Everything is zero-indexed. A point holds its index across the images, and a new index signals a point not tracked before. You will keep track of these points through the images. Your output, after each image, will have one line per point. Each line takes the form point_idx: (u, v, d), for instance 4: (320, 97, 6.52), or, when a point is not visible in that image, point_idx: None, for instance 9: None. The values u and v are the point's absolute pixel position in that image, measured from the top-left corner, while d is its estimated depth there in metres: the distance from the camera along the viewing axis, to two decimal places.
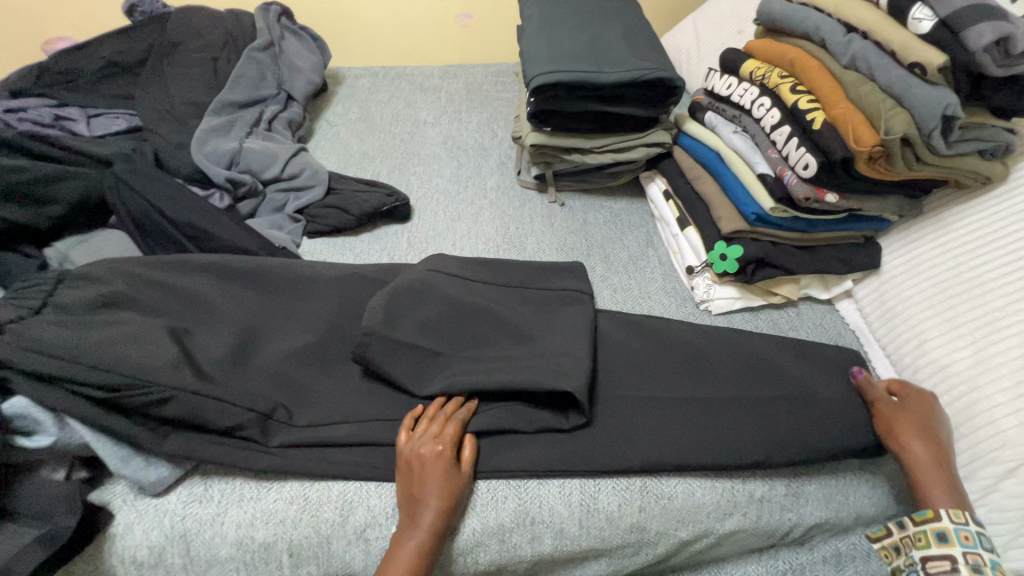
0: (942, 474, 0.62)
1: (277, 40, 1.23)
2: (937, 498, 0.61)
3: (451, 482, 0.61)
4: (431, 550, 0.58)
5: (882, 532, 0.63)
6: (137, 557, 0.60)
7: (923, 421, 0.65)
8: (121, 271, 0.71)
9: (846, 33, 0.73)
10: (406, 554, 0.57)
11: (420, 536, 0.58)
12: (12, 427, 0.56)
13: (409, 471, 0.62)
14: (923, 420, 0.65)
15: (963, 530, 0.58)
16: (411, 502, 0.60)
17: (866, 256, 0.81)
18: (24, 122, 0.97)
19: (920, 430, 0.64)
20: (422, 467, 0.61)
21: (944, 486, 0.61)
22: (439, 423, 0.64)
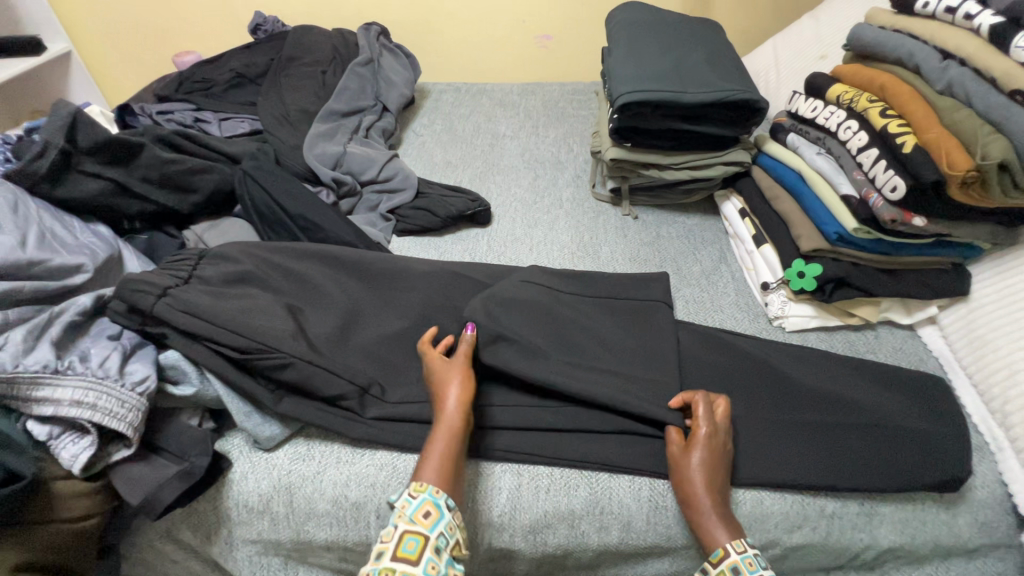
0: (707, 516, 0.61)
1: (376, 57, 1.35)
2: (716, 535, 0.60)
3: (455, 378, 0.67)
4: (452, 441, 0.63)
5: None
6: (249, 503, 0.68)
7: (714, 466, 0.63)
8: (249, 252, 0.81)
9: (942, 60, 0.74)
10: (433, 445, 0.62)
11: (443, 432, 0.63)
12: (163, 375, 0.66)
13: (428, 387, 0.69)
14: (714, 466, 0.63)
15: (747, 557, 0.58)
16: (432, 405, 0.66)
17: (953, 282, 0.80)
18: (168, 122, 1.12)
19: (712, 468, 0.63)
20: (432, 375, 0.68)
21: (708, 526, 0.61)
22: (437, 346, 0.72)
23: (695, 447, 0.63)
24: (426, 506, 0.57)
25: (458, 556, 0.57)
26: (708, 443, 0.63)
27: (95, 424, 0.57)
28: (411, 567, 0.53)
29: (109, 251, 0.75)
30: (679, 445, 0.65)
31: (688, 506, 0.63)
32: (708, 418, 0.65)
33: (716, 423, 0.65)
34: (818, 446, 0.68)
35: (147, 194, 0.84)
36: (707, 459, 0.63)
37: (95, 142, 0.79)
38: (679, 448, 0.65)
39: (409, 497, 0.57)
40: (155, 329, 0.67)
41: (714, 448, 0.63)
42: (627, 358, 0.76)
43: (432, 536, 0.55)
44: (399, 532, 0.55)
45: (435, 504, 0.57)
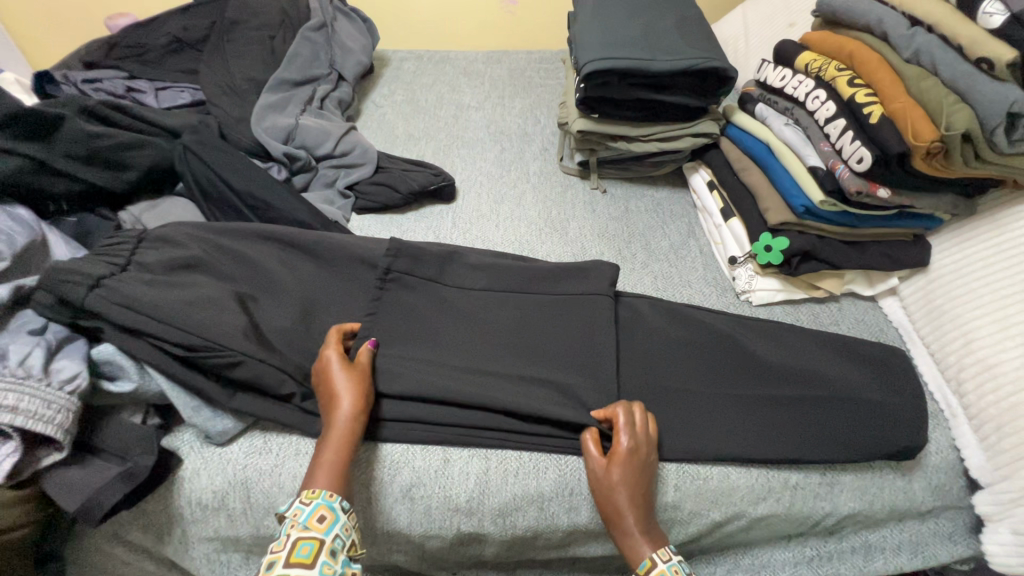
0: (629, 530, 0.60)
1: (330, 20, 1.26)
2: (640, 548, 0.59)
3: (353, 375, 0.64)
4: (353, 441, 0.60)
5: None
6: (203, 500, 0.65)
7: (634, 484, 0.61)
8: (193, 235, 0.75)
9: (911, 27, 0.72)
10: (334, 443, 0.59)
11: (342, 435, 0.60)
12: (98, 371, 0.61)
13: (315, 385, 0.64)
14: (635, 477, 0.61)
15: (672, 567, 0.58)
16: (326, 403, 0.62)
17: (915, 253, 0.80)
18: (99, 92, 1.02)
19: (632, 485, 0.61)
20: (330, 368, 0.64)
21: (632, 542, 0.59)
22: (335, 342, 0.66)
23: (615, 464, 0.61)
24: (321, 510, 0.54)
25: (354, 556, 0.55)
26: (628, 457, 0.61)
27: (19, 429, 0.51)
28: (306, 571, 0.50)
29: (31, 235, 0.68)
30: (600, 462, 0.63)
31: (612, 523, 0.61)
32: (629, 430, 0.63)
33: (634, 433, 0.63)
34: (782, 422, 0.69)
35: (73, 172, 0.76)
36: (628, 475, 0.61)
37: (7, 115, 0.71)
38: (599, 466, 0.62)
39: (301, 503, 0.54)
40: (87, 322, 0.62)
41: (636, 458, 0.61)
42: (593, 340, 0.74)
43: (327, 540, 0.53)
44: (291, 539, 0.52)
45: (329, 507, 0.55)
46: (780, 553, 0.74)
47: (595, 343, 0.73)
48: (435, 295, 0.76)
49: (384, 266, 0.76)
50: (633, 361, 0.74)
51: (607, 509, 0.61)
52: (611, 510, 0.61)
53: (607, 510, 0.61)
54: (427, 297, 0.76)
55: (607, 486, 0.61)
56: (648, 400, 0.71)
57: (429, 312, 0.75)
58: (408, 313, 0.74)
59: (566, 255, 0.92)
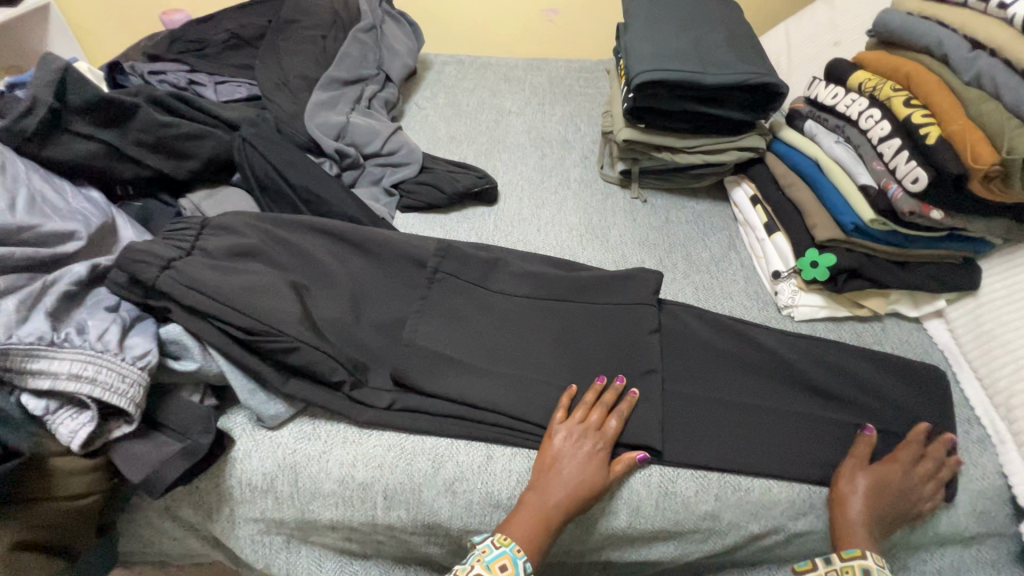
0: (857, 534, 0.64)
1: (379, 23, 1.29)
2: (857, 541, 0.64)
3: (603, 436, 0.66)
4: (560, 509, 0.62)
5: (808, 565, 0.64)
6: (253, 481, 0.67)
7: (880, 493, 0.65)
8: (253, 224, 0.77)
9: (972, 50, 0.72)
10: (533, 506, 0.62)
11: (555, 504, 0.62)
12: (165, 350, 0.63)
13: (549, 447, 0.66)
14: (883, 493, 0.65)
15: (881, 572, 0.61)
16: (578, 484, 0.63)
17: (964, 276, 0.80)
18: (162, 83, 1.06)
19: (875, 494, 0.65)
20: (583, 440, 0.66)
21: (846, 530, 0.65)
22: (596, 410, 0.68)
23: (862, 471, 0.67)
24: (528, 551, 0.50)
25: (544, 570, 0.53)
26: (890, 474, 0.66)
27: (95, 400, 0.54)
28: None
29: (104, 218, 0.71)
30: (857, 460, 0.68)
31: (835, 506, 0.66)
32: (911, 460, 0.68)
33: (907, 460, 0.68)
34: (815, 442, 0.70)
35: (142, 159, 0.79)
36: (873, 484, 0.66)
37: (86, 102, 0.75)
38: (855, 463, 0.68)
39: (491, 544, 0.60)
40: (156, 302, 0.64)
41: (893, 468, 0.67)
42: (638, 348, 0.75)
43: None
44: None
45: (513, 560, 0.58)
46: None
47: (635, 350, 0.75)
48: (480, 295, 0.78)
49: (431, 267, 0.79)
50: (675, 370, 0.75)
51: (838, 497, 0.67)
52: (844, 501, 0.66)
53: (838, 501, 0.66)
54: (473, 298, 0.78)
55: (853, 483, 0.67)
56: (689, 409, 0.72)
57: (476, 311, 0.77)
58: (456, 313, 0.76)
59: (607, 262, 0.93)
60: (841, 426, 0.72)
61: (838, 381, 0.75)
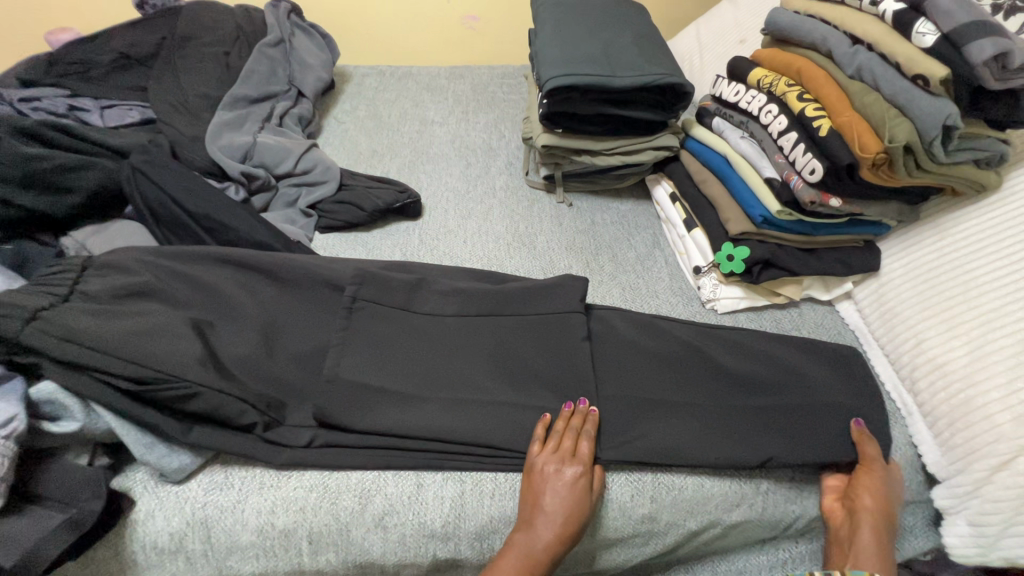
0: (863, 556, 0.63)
1: (288, 36, 1.24)
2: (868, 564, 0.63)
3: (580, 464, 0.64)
4: (545, 554, 0.60)
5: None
6: (159, 543, 0.61)
7: (875, 504, 0.65)
8: (145, 261, 0.71)
9: (852, 45, 0.76)
10: (516, 553, 0.60)
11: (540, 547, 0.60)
12: (39, 412, 0.56)
13: (530, 485, 0.64)
14: (876, 505, 0.66)
15: None
16: (562, 522, 0.61)
17: (867, 258, 0.84)
18: (38, 111, 0.96)
19: (869, 508, 0.65)
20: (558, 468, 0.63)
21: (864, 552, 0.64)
22: (567, 435, 0.66)
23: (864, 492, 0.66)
24: None
25: None
26: (874, 486, 0.66)
27: None
28: None
29: None
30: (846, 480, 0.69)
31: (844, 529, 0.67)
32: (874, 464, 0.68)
33: (876, 464, 0.68)
34: (751, 426, 0.70)
35: (8, 197, 0.71)
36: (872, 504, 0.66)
37: None
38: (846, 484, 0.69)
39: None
40: (26, 358, 0.58)
41: (885, 478, 0.68)
42: (566, 356, 0.74)
43: None
44: None
45: None
46: (755, 557, 0.75)
47: (565, 359, 0.74)
48: (402, 317, 0.75)
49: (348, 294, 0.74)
50: (605, 375, 0.75)
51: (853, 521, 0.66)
52: (861, 529, 0.65)
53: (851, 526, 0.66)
54: (394, 318, 0.74)
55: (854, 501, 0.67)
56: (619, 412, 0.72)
57: (399, 333, 0.73)
58: (377, 337, 0.73)
59: (536, 270, 0.92)
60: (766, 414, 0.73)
61: (764, 369, 0.76)
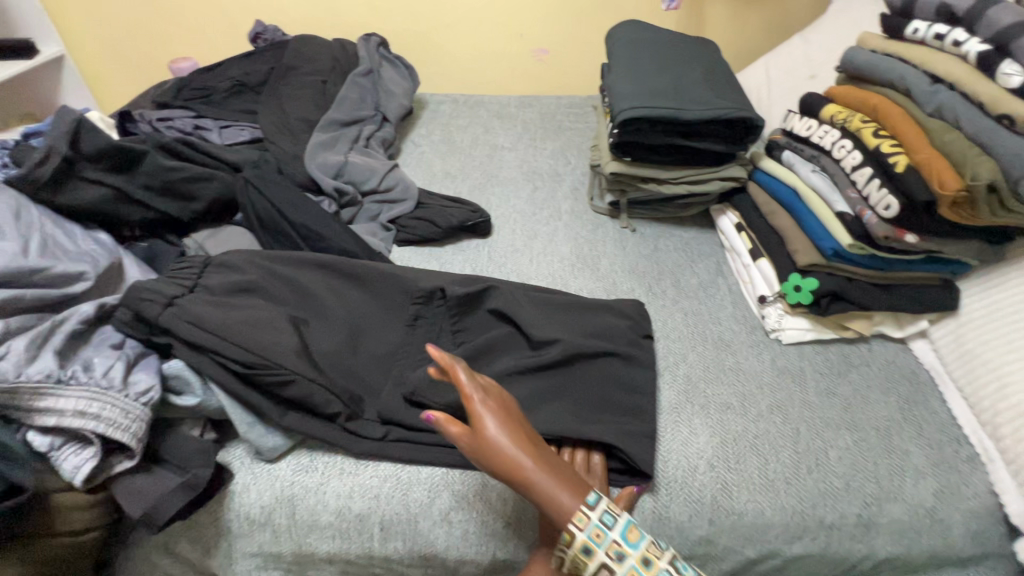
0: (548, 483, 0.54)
1: (377, 67, 1.36)
2: (565, 501, 0.54)
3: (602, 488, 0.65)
4: None
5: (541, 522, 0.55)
6: (251, 514, 0.68)
7: (514, 428, 0.56)
8: (253, 261, 0.80)
9: (932, 84, 0.76)
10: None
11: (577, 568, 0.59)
12: (167, 385, 0.65)
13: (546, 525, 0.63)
14: (510, 422, 0.56)
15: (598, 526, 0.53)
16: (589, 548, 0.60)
17: (944, 297, 0.82)
18: (169, 129, 1.11)
19: (526, 442, 0.55)
20: (500, 448, 0.54)
21: (551, 494, 0.54)
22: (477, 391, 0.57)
23: (484, 420, 0.55)
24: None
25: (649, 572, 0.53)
26: (491, 405, 0.56)
27: (99, 435, 0.56)
28: None
29: (111, 258, 0.73)
30: (466, 435, 0.55)
31: (523, 486, 0.54)
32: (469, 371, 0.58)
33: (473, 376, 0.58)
34: (805, 457, 0.71)
35: (148, 201, 0.83)
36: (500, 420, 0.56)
37: (99, 150, 0.79)
38: (468, 437, 0.55)
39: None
40: (160, 338, 0.67)
41: (494, 401, 0.57)
42: (628, 374, 0.77)
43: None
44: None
45: None
46: None
47: (625, 378, 0.77)
48: (471, 326, 0.80)
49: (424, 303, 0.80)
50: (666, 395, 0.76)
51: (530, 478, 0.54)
52: (538, 478, 0.54)
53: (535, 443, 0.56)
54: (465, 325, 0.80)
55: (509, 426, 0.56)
56: (678, 432, 0.74)
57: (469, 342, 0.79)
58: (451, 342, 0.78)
59: (598, 291, 0.96)
60: (830, 446, 0.72)
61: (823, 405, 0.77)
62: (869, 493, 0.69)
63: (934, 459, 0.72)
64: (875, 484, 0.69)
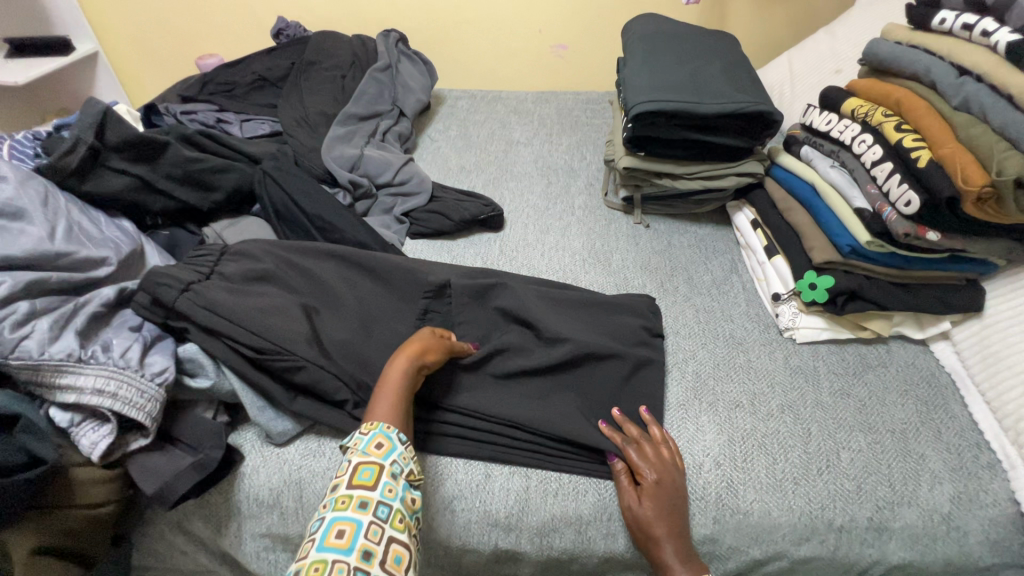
0: (666, 550, 0.62)
1: (395, 62, 1.37)
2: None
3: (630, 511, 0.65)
4: (409, 379, 0.65)
5: (361, 484, 0.54)
6: (260, 496, 0.69)
7: (667, 512, 0.63)
8: (269, 250, 0.82)
9: (960, 76, 0.73)
10: (388, 377, 0.64)
11: (403, 362, 0.65)
12: (182, 368, 0.68)
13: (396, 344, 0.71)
14: (666, 508, 0.64)
15: (387, 483, 0.55)
16: (415, 341, 0.68)
17: (967, 298, 0.80)
18: (193, 123, 1.14)
19: (665, 516, 0.63)
20: (649, 522, 0.63)
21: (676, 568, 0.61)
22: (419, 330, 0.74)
23: (645, 497, 0.64)
24: (378, 438, 0.58)
25: (413, 484, 0.58)
26: (656, 487, 0.64)
27: (116, 413, 0.58)
28: (369, 492, 0.54)
29: (133, 245, 0.76)
30: (628, 499, 0.65)
31: (653, 556, 0.63)
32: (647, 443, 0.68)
33: (656, 462, 0.67)
34: (817, 459, 0.70)
35: (170, 191, 0.86)
36: (658, 503, 0.64)
37: (123, 140, 0.82)
38: (629, 501, 0.65)
39: (361, 433, 0.58)
40: (177, 323, 0.69)
41: (656, 488, 0.64)
42: (635, 370, 0.77)
43: (386, 465, 0.56)
44: (353, 464, 0.55)
45: (386, 436, 0.58)
46: None
47: (630, 373, 0.76)
48: (481, 319, 0.80)
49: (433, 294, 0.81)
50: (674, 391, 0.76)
51: (661, 545, 0.62)
52: (665, 547, 0.62)
53: (682, 525, 0.64)
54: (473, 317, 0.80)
55: (680, 505, 0.65)
56: (686, 429, 0.73)
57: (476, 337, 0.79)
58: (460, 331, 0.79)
59: (609, 286, 0.95)
60: (843, 448, 0.71)
61: (838, 406, 0.75)
62: (881, 497, 0.67)
63: (952, 465, 0.69)
64: (888, 488, 0.67)
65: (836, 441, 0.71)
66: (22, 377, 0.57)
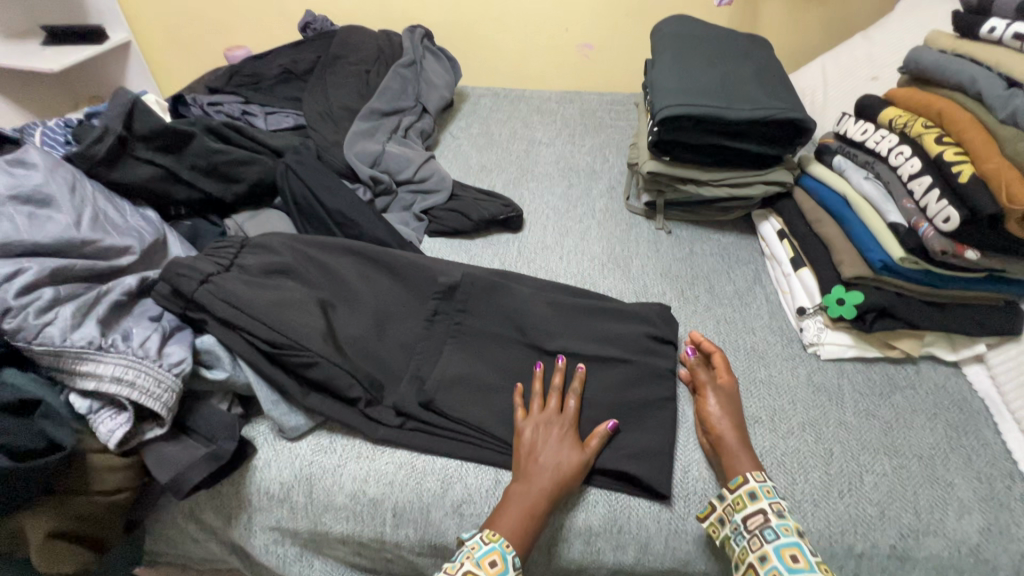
0: (730, 440, 0.67)
1: (420, 58, 1.37)
2: (743, 463, 0.65)
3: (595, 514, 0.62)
4: (549, 497, 0.62)
5: None
6: (270, 489, 0.70)
7: (732, 413, 0.70)
8: (288, 244, 0.82)
9: (1009, 88, 0.70)
10: (516, 493, 0.62)
11: (546, 473, 0.63)
12: (199, 359, 0.68)
13: (525, 443, 0.66)
14: (729, 408, 0.71)
15: None
16: (565, 448, 0.65)
17: (1004, 320, 0.76)
18: (218, 114, 1.15)
19: (730, 419, 0.69)
20: (714, 414, 0.70)
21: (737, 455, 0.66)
22: (553, 396, 0.70)
23: (711, 398, 0.72)
24: (493, 555, 0.58)
25: None
26: (719, 388, 0.73)
27: (133, 402, 0.59)
28: None
29: (156, 234, 0.76)
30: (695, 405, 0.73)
31: (718, 448, 0.68)
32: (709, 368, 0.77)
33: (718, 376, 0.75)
34: (839, 481, 0.67)
35: (194, 182, 0.86)
36: (723, 404, 0.71)
37: (150, 130, 0.82)
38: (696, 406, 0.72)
39: (480, 540, 0.59)
40: (195, 314, 0.69)
41: (721, 392, 0.72)
42: (652, 381, 0.75)
43: None
44: (464, 569, 0.57)
45: (503, 556, 0.58)
46: None
47: (647, 383, 0.75)
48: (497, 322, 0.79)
49: (449, 294, 0.80)
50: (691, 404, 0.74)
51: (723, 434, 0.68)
52: (729, 438, 0.67)
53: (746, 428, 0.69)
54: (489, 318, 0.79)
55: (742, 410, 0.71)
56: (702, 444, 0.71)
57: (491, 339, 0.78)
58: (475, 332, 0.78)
59: (628, 293, 0.93)
60: (866, 472, 0.68)
61: (863, 427, 0.72)
62: (905, 525, 0.64)
63: (982, 494, 0.66)
64: (913, 515, 0.65)
65: (860, 464, 0.69)
66: (45, 361, 0.58)
